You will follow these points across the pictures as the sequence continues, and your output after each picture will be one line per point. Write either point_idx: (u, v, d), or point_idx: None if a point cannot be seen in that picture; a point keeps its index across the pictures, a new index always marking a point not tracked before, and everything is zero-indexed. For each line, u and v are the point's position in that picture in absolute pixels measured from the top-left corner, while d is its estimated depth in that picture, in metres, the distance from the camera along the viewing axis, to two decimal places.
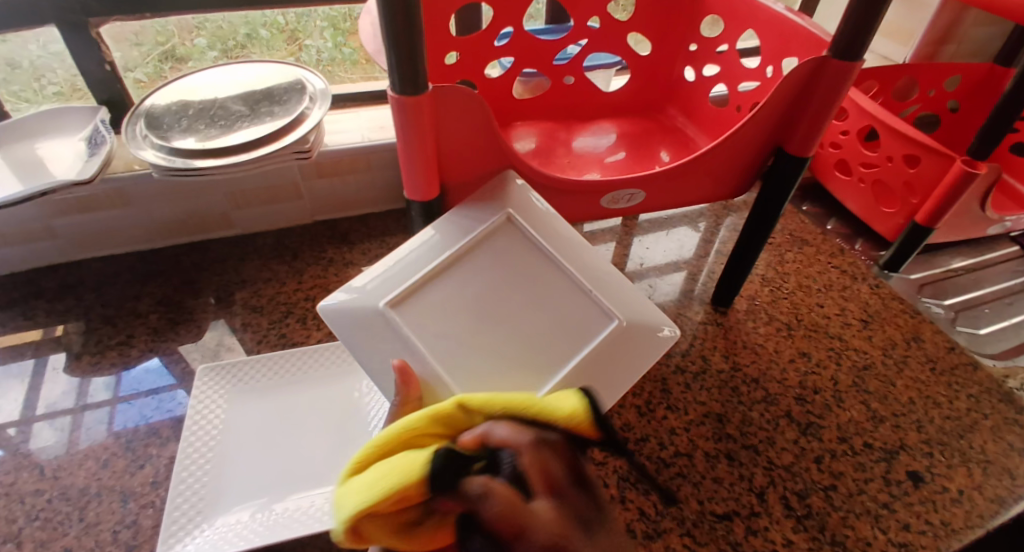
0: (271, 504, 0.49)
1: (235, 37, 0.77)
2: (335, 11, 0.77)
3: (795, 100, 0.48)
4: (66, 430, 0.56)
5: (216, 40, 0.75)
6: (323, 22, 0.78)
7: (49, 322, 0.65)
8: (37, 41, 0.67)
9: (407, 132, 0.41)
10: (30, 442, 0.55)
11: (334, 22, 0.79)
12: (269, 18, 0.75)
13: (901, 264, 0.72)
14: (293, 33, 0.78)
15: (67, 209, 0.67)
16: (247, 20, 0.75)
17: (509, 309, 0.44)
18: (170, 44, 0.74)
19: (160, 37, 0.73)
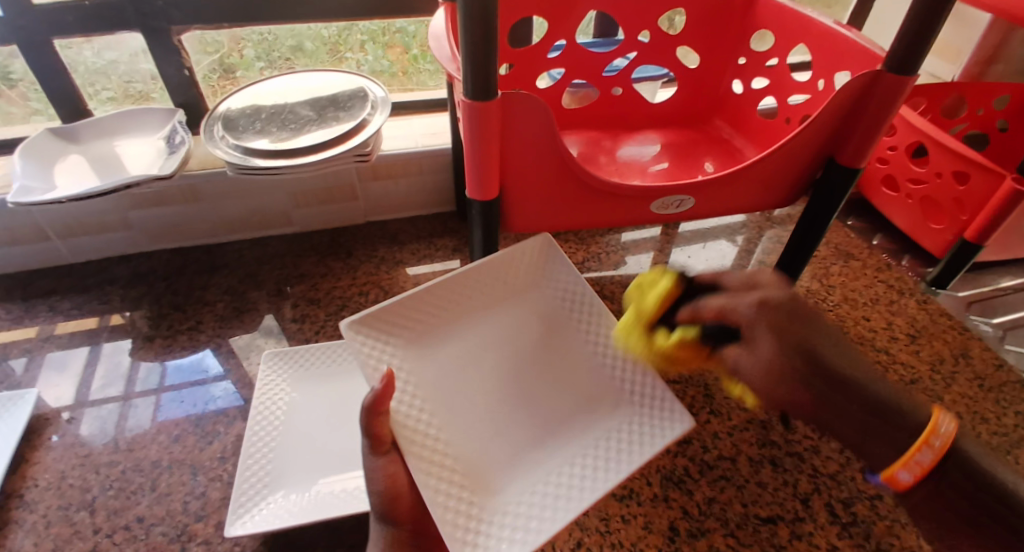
0: (332, 482, 0.52)
1: (281, 50, 0.80)
2: (375, 25, 0.80)
3: (851, 110, 0.49)
4: (115, 418, 0.59)
5: (262, 51, 0.79)
6: (364, 36, 0.81)
7: (121, 307, 0.70)
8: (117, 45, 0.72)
9: (475, 134, 0.44)
10: (81, 426, 0.58)
11: (374, 35, 0.82)
12: (314, 31, 0.79)
13: (948, 281, 0.72)
14: (336, 46, 0.82)
15: (145, 202, 0.72)
16: (294, 33, 0.79)
17: (506, 379, 0.49)
18: (219, 54, 0.77)
19: (207, 47, 0.76)
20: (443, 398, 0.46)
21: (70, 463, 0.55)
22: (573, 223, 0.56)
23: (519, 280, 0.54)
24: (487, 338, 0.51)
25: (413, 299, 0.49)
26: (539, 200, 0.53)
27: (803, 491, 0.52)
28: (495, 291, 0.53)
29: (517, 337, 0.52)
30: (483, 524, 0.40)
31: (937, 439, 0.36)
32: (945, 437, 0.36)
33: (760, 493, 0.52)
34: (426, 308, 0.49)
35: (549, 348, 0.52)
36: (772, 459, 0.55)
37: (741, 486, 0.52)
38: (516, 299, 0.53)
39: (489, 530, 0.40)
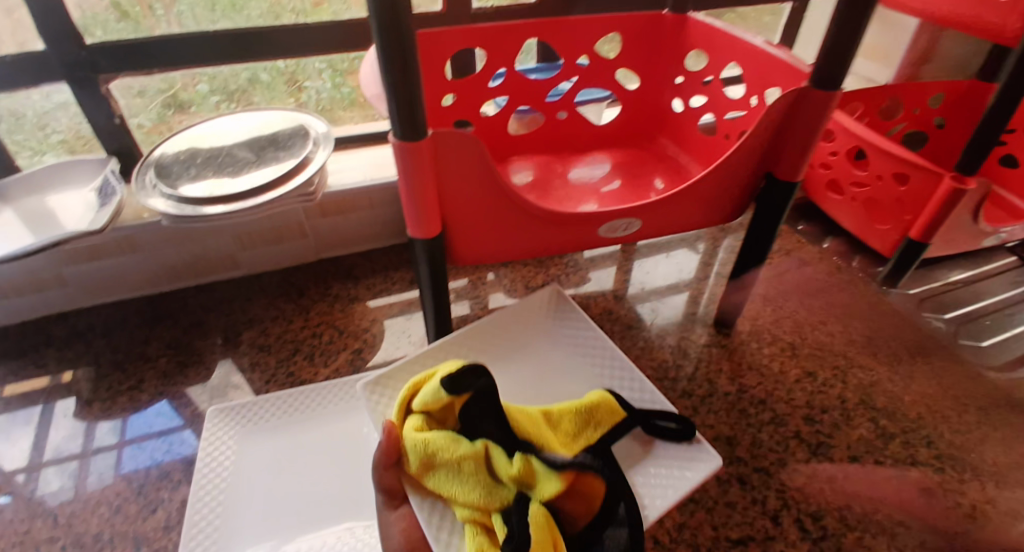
0: (283, 546, 0.49)
1: (237, 83, 0.78)
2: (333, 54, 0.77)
3: (783, 127, 0.50)
4: (75, 475, 0.56)
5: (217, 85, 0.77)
6: (321, 65, 0.79)
7: (60, 369, 0.66)
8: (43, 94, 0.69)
9: (408, 175, 0.43)
10: (39, 487, 0.55)
11: (332, 63, 0.79)
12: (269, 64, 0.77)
13: (901, 279, 0.74)
14: (293, 75, 0.79)
15: (77, 257, 0.68)
16: (248, 67, 0.76)
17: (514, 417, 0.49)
18: (173, 90, 0.75)
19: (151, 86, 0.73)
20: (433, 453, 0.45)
21: (5, 545, 0.51)
22: (522, 253, 0.55)
23: (553, 322, 0.61)
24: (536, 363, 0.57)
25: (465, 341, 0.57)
26: (482, 233, 0.52)
27: (772, 508, 0.52)
28: (515, 335, 0.59)
29: (536, 373, 0.56)
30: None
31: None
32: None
33: (729, 514, 0.51)
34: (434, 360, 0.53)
35: (565, 371, 0.56)
36: (740, 476, 0.54)
37: (710, 509, 0.52)
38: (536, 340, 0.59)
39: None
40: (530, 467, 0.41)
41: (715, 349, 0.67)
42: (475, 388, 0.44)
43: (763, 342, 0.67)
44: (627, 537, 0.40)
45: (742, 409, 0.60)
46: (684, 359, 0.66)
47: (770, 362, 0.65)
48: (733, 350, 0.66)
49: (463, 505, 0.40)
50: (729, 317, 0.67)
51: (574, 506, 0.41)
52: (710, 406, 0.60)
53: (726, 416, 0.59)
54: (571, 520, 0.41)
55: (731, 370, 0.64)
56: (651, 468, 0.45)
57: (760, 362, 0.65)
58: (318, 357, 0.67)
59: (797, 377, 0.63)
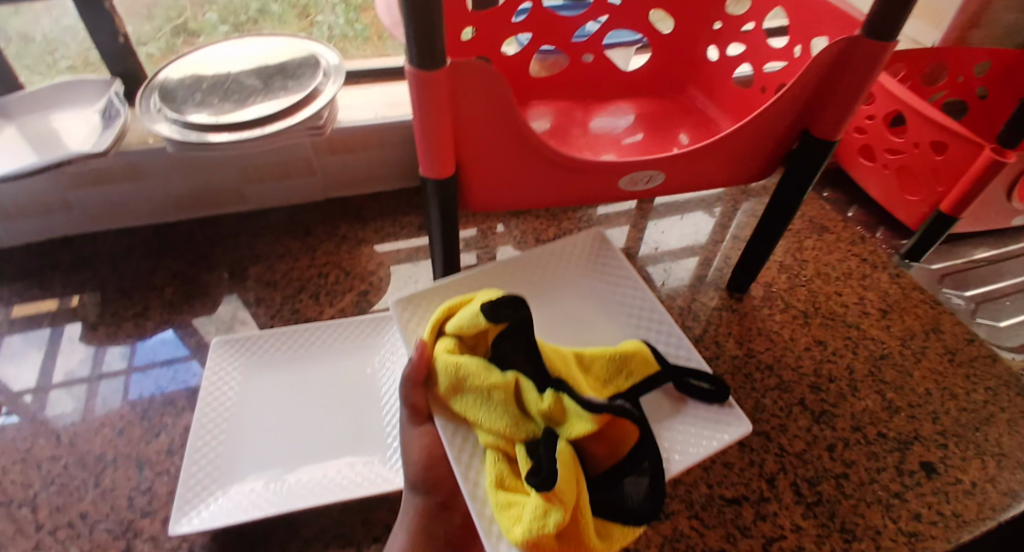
0: (284, 475, 0.50)
1: (247, 13, 0.77)
2: None
3: (825, 81, 0.47)
4: (85, 396, 0.57)
5: (227, 14, 0.76)
6: None
7: (66, 292, 0.66)
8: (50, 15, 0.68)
9: (423, 109, 0.41)
10: (49, 409, 0.56)
11: None
12: None
13: (922, 253, 0.71)
14: (305, 8, 0.78)
15: (81, 183, 0.67)
16: None
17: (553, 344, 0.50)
18: (182, 19, 0.75)
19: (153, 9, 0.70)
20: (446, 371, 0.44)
21: (12, 458, 0.52)
22: (539, 202, 0.53)
23: (592, 265, 0.58)
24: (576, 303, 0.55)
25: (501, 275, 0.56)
26: (499, 176, 0.50)
27: (769, 471, 0.52)
28: (552, 273, 0.57)
29: (573, 313, 0.55)
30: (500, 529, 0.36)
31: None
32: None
33: (726, 474, 0.51)
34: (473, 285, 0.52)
35: (603, 317, 0.54)
36: (740, 439, 0.54)
37: (708, 468, 0.52)
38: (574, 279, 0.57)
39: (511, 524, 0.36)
40: (562, 403, 0.39)
41: (726, 312, 0.65)
42: (513, 316, 0.42)
43: (775, 308, 0.66)
44: (646, 489, 0.39)
45: (748, 372, 0.59)
46: (693, 322, 0.64)
47: (781, 328, 0.64)
48: (744, 315, 0.65)
49: (487, 432, 0.39)
50: (743, 281, 0.65)
51: (598, 448, 0.40)
52: (715, 368, 0.60)
53: (731, 379, 0.59)
54: (592, 460, 0.40)
55: (740, 334, 0.63)
56: (678, 423, 0.44)
57: (771, 327, 0.64)
58: (324, 296, 0.66)
59: (807, 345, 0.62)
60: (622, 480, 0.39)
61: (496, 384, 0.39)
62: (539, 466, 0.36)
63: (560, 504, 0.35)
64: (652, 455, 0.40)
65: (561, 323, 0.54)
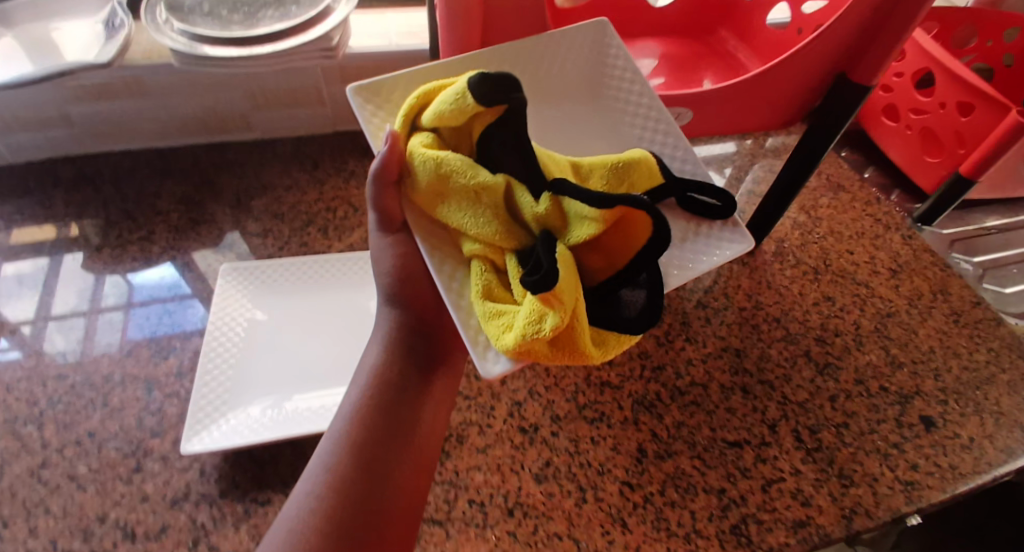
0: (285, 401, 0.50)
1: None
2: None
3: (869, 25, 0.45)
4: (81, 334, 0.55)
5: None
6: None
7: (65, 215, 0.64)
8: None
9: (450, 18, 0.40)
10: (46, 342, 0.54)
11: None
12: None
13: (934, 219, 0.71)
14: None
15: (83, 96, 0.64)
16: None
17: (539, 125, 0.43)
18: None
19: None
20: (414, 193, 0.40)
21: (15, 376, 0.52)
22: None
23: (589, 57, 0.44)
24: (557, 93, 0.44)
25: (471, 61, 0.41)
26: None
27: (772, 418, 0.53)
28: (549, 62, 0.43)
29: (568, 107, 0.44)
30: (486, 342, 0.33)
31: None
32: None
33: (728, 419, 0.52)
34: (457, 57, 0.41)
35: (596, 118, 0.43)
36: (745, 386, 0.54)
37: (711, 412, 0.53)
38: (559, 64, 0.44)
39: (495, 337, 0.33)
40: (563, 207, 0.34)
41: (736, 265, 0.65)
42: (507, 105, 0.35)
43: (786, 263, 0.65)
44: (644, 302, 0.35)
45: (756, 323, 0.60)
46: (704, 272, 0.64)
47: (791, 283, 0.64)
48: (756, 268, 0.65)
49: (472, 239, 0.34)
50: (757, 235, 0.65)
51: (593, 258, 0.34)
52: (724, 317, 0.60)
53: (739, 328, 0.59)
54: (587, 271, 0.35)
55: (750, 286, 0.63)
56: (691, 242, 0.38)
57: (781, 281, 0.64)
58: (333, 230, 0.65)
59: (816, 300, 0.62)
60: (617, 286, 0.34)
61: (485, 184, 0.34)
62: (539, 263, 0.32)
63: (562, 305, 0.30)
64: (652, 267, 0.35)
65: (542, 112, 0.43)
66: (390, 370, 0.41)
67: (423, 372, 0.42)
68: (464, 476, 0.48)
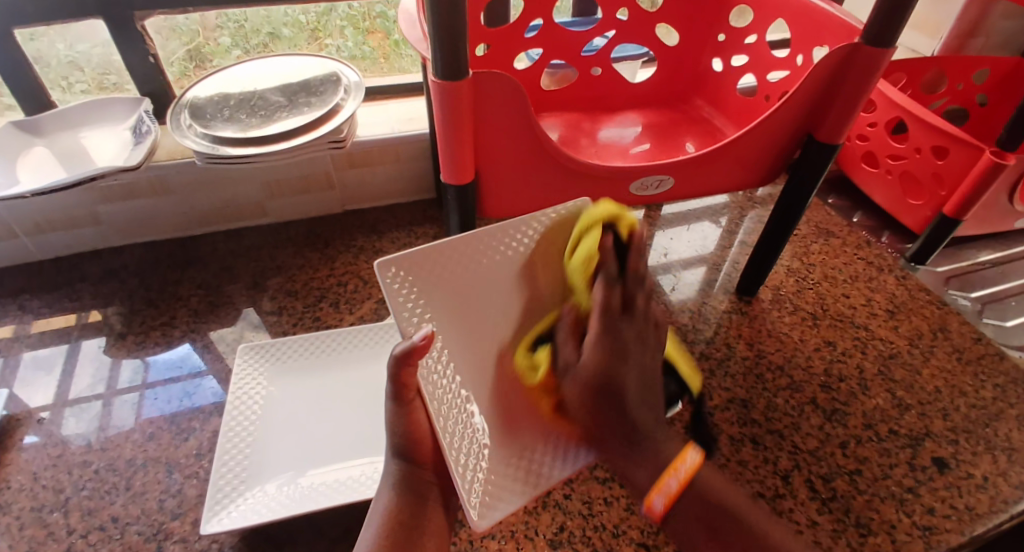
0: (299, 477, 0.51)
1: (258, 37, 0.79)
2: (354, 10, 0.80)
3: (829, 86, 0.48)
4: (101, 418, 0.57)
5: (239, 38, 0.78)
6: (343, 22, 0.80)
7: (93, 305, 0.68)
8: (65, 41, 0.70)
9: (447, 116, 0.43)
10: (70, 427, 0.57)
11: (354, 21, 0.81)
12: (291, 17, 0.78)
13: (927, 256, 0.72)
14: (315, 33, 0.80)
15: (111, 196, 0.69)
16: (269, 19, 0.77)
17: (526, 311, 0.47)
18: (194, 43, 0.76)
19: (170, 36, 0.73)
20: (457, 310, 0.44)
21: (43, 464, 0.54)
22: (551, 208, 0.55)
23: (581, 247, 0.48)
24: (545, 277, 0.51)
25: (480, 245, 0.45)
26: (514, 183, 0.52)
27: (783, 468, 0.53)
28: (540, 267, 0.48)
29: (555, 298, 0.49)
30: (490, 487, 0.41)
31: (682, 467, 0.39)
32: (691, 465, 0.39)
33: (740, 472, 0.52)
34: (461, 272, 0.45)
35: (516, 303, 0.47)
36: (753, 437, 0.55)
37: (722, 465, 0.53)
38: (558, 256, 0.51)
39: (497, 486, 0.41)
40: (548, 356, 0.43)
41: (735, 315, 0.67)
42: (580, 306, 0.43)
43: (783, 311, 0.67)
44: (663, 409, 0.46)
45: (759, 373, 0.60)
46: (704, 324, 0.66)
47: (790, 330, 0.65)
48: (754, 317, 0.66)
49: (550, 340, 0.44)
50: (751, 284, 0.67)
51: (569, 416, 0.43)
52: (726, 369, 0.61)
53: (742, 380, 0.60)
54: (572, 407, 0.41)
55: (750, 336, 0.64)
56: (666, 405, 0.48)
57: (781, 329, 0.65)
58: (343, 305, 0.68)
59: (816, 346, 0.63)
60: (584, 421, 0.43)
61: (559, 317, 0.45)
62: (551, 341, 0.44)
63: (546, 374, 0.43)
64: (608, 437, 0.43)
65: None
66: (402, 509, 0.41)
67: (430, 506, 0.43)
68: (478, 544, 0.48)
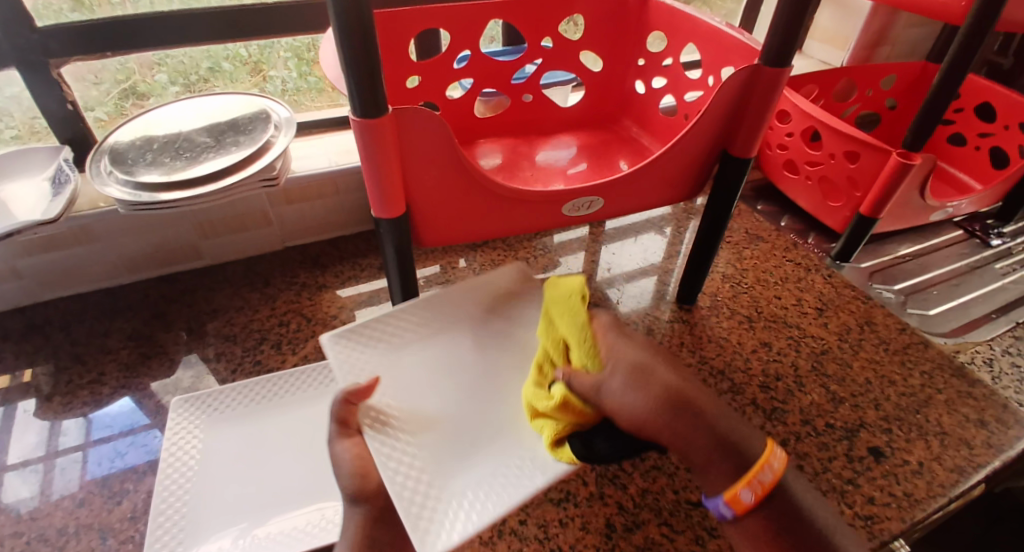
0: (247, 531, 0.50)
1: (198, 71, 0.77)
2: (298, 41, 0.78)
3: (738, 105, 0.51)
4: (40, 482, 0.54)
5: (178, 75, 0.75)
6: (286, 53, 0.79)
7: (16, 365, 0.64)
8: None
9: (371, 154, 0.43)
10: (6, 494, 0.53)
11: (297, 52, 0.80)
12: (231, 50, 0.76)
13: (851, 254, 0.76)
14: (257, 65, 0.79)
15: (30, 249, 0.66)
16: (210, 54, 0.75)
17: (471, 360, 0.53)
18: (130, 81, 0.73)
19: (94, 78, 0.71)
20: (408, 386, 0.50)
21: None
22: (484, 236, 0.56)
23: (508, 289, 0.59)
24: (434, 370, 0.52)
25: (383, 319, 0.53)
26: (447, 214, 0.52)
27: None
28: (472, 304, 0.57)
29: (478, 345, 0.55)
30: (434, 509, 0.42)
31: (769, 470, 0.38)
32: (776, 466, 0.39)
33: (689, 479, 0.53)
34: (390, 323, 0.53)
35: (458, 355, 0.53)
36: None
37: (672, 475, 0.54)
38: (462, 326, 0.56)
39: (443, 514, 0.42)
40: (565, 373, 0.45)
41: (677, 324, 0.69)
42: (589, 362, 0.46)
43: (721, 316, 0.69)
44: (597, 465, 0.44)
45: (702, 379, 0.62)
46: (647, 335, 0.67)
47: (729, 334, 0.67)
48: (694, 324, 0.68)
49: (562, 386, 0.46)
50: (690, 293, 0.69)
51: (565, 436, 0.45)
52: None
53: None
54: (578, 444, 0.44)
55: (692, 343, 0.66)
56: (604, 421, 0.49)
57: (720, 334, 0.67)
58: (286, 345, 0.67)
59: (754, 348, 0.66)
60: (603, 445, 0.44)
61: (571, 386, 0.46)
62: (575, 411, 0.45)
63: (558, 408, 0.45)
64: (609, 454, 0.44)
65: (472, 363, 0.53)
66: None
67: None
68: None
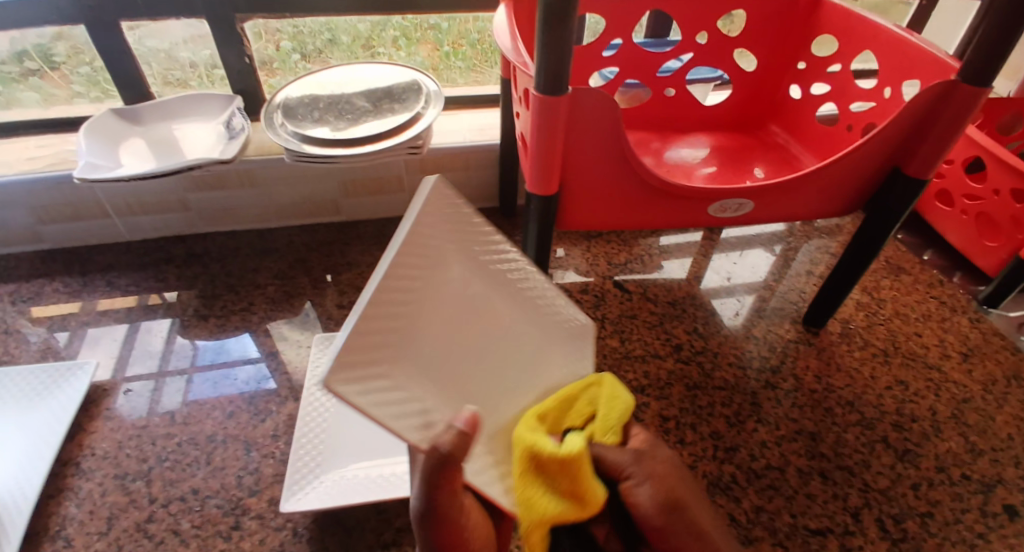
0: (374, 465, 0.53)
1: (314, 42, 0.80)
2: (406, 22, 0.80)
3: (920, 125, 0.49)
4: (149, 396, 0.60)
5: (297, 43, 0.79)
6: (395, 32, 0.81)
7: (176, 286, 0.72)
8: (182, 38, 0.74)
9: (542, 127, 0.45)
10: (118, 403, 0.59)
11: (404, 31, 0.81)
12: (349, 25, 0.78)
13: (1001, 299, 0.70)
14: (367, 41, 0.81)
15: (203, 185, 0.73)
16: (329, 26, 0.78)
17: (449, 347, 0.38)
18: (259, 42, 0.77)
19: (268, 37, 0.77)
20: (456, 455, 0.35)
21: (127, 434, 0.57)
22: (629, 224, 0.56)
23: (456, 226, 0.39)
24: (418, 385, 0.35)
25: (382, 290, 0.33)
26: (598, 197, 0.53)
27: (853, 505, 0.52)
28: (432, 267, 0.37)
29: (444, 321, 0.38)
30: None
31: None
32: None
33: (808, 505, 0.52)
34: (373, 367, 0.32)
35: (437, 357, 0.37)
36: (822, 471, 0.54)
37: (789, 498, 0.52)
38: (446, 251, 0.39)
39: None
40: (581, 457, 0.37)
41: (802, 346, 0.66)
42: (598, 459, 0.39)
43: (853, 345, 0.66)
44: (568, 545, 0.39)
45: (827, 406, 0.60)
46: (770, 352, 0.66)
47: (860, 366, 0.64)
48: (822, 350, 0.66)
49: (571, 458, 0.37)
50: (820, 317, 0.66)
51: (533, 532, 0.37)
52: (793, 399, 0.60)
53: (809, 412, 0.59)
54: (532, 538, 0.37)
55: (818, 368, 0.64)
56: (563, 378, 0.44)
57: (850, 365, 0.64)
58: None
59: (888, 384, 0.62)
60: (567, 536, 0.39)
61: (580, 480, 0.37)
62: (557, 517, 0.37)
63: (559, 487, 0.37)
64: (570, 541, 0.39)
65: (456, 366, 0.38)
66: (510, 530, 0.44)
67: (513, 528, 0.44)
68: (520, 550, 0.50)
